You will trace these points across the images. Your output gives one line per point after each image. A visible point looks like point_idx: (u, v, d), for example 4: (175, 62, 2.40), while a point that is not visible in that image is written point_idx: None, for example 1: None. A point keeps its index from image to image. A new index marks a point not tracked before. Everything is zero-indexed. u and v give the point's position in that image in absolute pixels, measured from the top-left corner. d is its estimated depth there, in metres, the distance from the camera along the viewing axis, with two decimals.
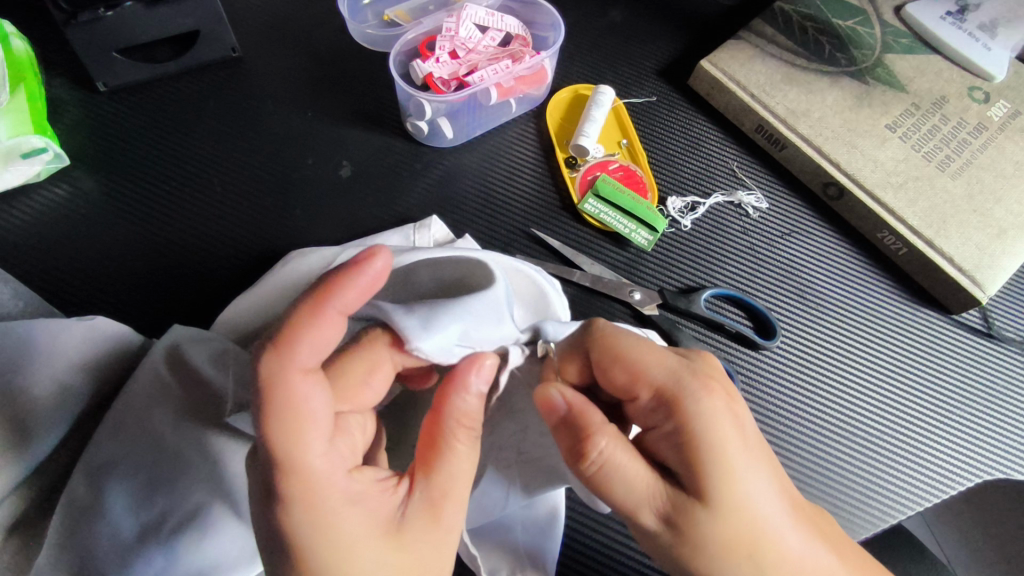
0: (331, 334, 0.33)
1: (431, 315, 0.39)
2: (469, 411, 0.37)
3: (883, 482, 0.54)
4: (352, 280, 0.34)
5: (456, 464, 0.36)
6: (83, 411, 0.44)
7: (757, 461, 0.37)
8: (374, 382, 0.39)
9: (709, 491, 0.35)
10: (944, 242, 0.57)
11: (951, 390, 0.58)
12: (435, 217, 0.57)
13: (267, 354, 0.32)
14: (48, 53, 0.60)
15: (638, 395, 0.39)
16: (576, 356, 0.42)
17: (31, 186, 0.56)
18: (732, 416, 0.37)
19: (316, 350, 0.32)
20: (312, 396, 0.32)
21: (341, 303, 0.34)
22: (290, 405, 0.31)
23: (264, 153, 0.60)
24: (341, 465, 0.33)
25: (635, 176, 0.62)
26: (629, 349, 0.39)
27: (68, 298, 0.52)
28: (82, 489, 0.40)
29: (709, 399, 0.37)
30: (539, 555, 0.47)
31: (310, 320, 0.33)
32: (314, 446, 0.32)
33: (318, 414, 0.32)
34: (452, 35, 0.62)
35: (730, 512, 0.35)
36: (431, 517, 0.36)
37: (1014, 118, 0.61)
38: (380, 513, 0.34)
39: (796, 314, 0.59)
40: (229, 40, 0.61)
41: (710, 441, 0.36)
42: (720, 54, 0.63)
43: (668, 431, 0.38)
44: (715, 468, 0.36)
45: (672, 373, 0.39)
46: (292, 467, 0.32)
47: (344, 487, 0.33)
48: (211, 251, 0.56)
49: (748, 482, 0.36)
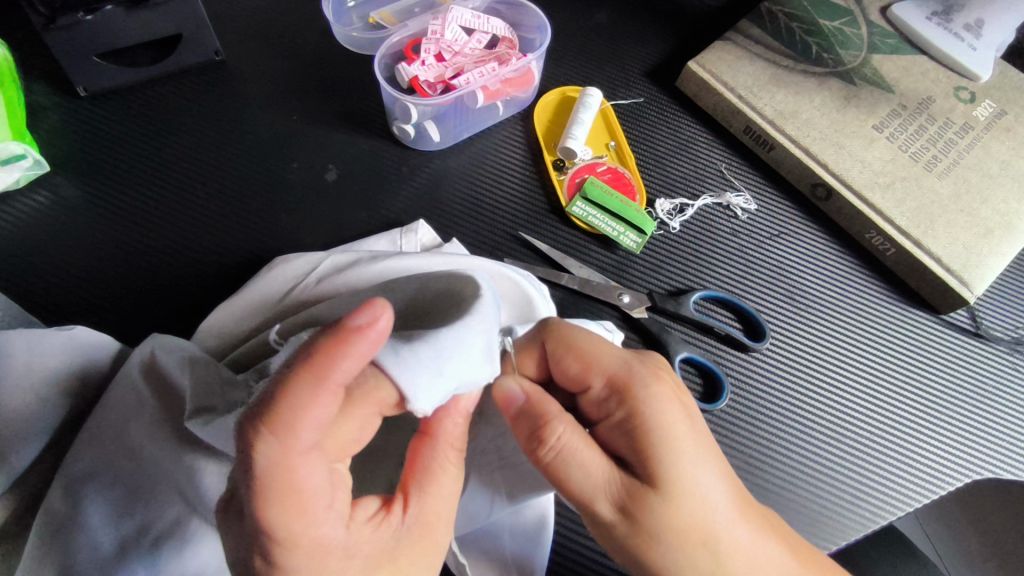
0: (326, 410, 0.29)
1: (422, 360, 0.34)
2: (455, 435, 0.38)
3: (869, 481, 0.55)
4: (353, 352, 0.29)
5: (445, 482, 0.38)
6: (63, 423, 0.43)
7: (707, 451, 0.38)
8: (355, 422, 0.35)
9: (663, 480, 0.36)
10: (933, 243, 0.57)
11: (934, 386, 0.58)
12: (422, 222, 0.56)
13: (266, 443, 0.28)
14: (27, 58, 0.59)
15: (590, 385, 0.40)
16: (533, 347, 0.42)
17: (11, 192, 0.55)
18: (679, 404, 0.39)
19: (315, 429, 0.29)
20: (309, 474, 0.30)
21: (340, 375, 0.29)
22: (291, 488, 0.29)
23: (250, 158, 0.59)
24: (336, 518, 0.32)
25: (624, 178, 0.61)
26: (581, 338, 0.40)
27: (49, 307, 0.51)
28: (62, 504, 0.39)
29: (656, 386, 0.39)
30: (528, 561, 0.47)
31: (307, 398, 0.29)
32: (313, 514, 0.30)
33: (318, 489, 0.30)
34: (438, 37, 0.61)
35: (679, 497, 0.36)
36: (428, 536, 0.37)
37: (1000, 118, 0.61)
38: (380, 543, 0.35)
39: (785, 315, 0.59)
40: (212, 44, 0.60)
41: (659, 425, 0.37)
42: (707, 55, 0.63)
43: (619, 419, 0.38)
44: (666, 457, 0.36)
45: (622, 362, 0.40)
46: (297, 542, 0.30)
47: (342, 542, 0.32)
48: (196, 257, 0.55)
49: (695, 468, 0.37)
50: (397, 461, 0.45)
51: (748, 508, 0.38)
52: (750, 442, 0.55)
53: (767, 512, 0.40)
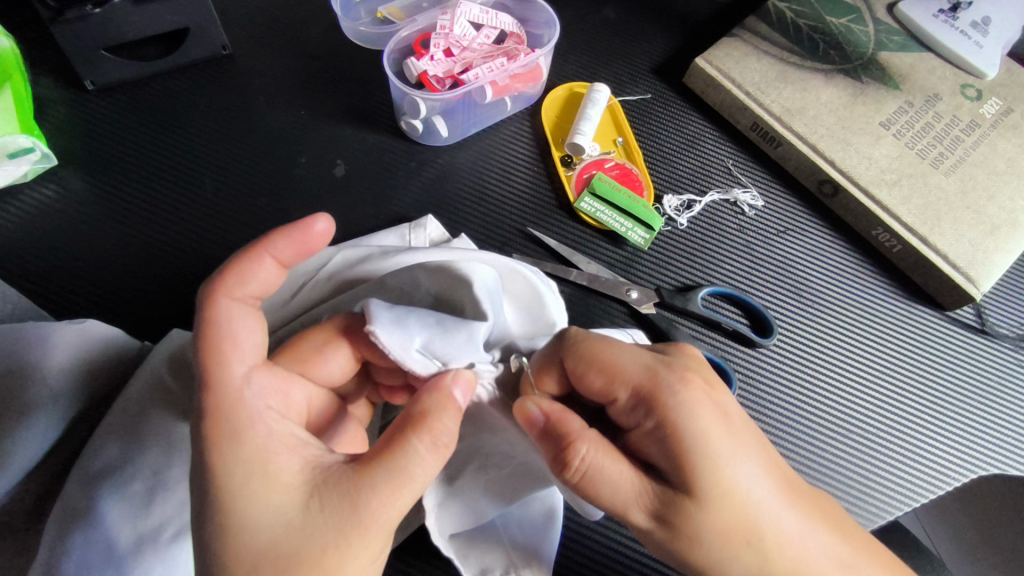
0: (264, 278, 0.35)
1: (403, 313, 0.39)
2: (429, 410, 0.35)
3: (877, 476, 0.55)
4: (290, 235, 0.35)
5: (409, 462, 0.33)
6: (75, 416, 0.43)
7: (745, 446, 0.36)
8: (327, 353, 0.41)
9: (699, 484, 0.35)
10: (939, 240, 0.57)
11: (943, 385, 0.58)
12: (430, 217, 0.56)
13: (206, 281, 0.34)
14: (34, 51, 0.59)
15: (617, 398, 0.39)
16: (551, 367, 0.42)
17: (19, 186, 0.55)
18: (712, 404, 0.37)
19: (254, 284, 0.34)
20: (236, 322, 0.34)
21: (273, 249, 0.35)
22: (213, 327, 0.33)
23: (258, 153, 0.59)
24: (257, 411, 0.33)
25: (631, 174, 0.61)
26: (602, 351, 0.39)
27: (58, 302, 0.51)
28: (73, 497, 0.39)
29: (687, 392, 0.37)
30: (534, 556, 0.46)
31: (245, 259, 0.34)
32: (234, 368, 0.33)
33: (244, 343, 0.34)
34: (447, 32, 0.61)
35: (716, 501, 0.35)
36: (351, 505, 0.32)
37: (1006, 116, 0.61)
38: (290, 478, 0.32)
39: (793, 312, 0.59)
40: (219, 38, 0.60)
41: (691, 434, 0.36)
42: (714, 52, 0.63)
43: (650, 428, 0.37)
44: (704, 464, 0.35)
45: (648, 369, 0.38)
46: (213, 383, 0.33)
47: (259, 426, 0.33)
48: (204, 252, 0.55)
49: (734, 470, 0.35)
50: None
51: (797, 496, 0.37)
52: None
53: (814, 496, 0.38)
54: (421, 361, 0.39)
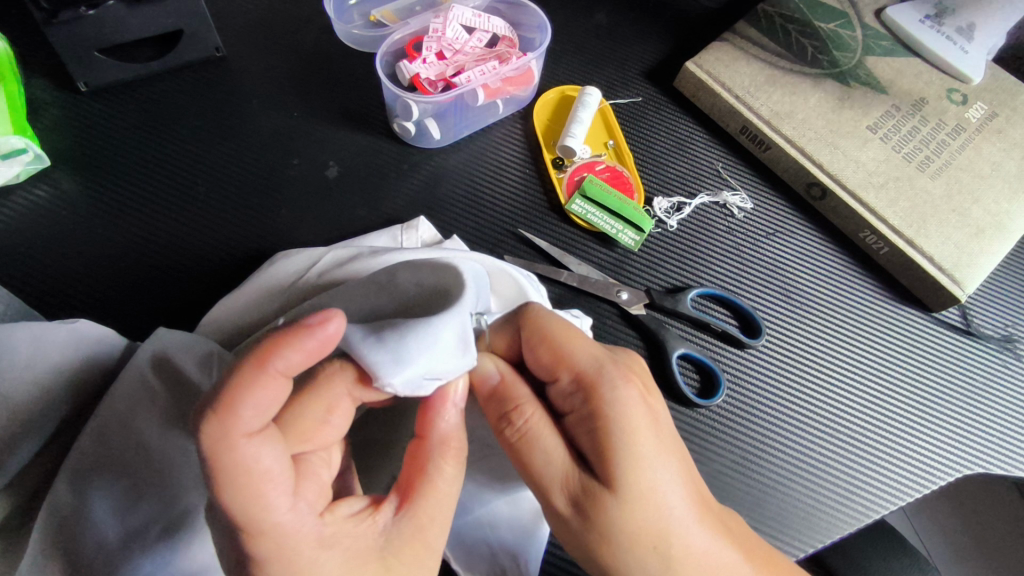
0: (275, 396, 0.29)
1: (396, 344, 0.35)
2: (448, 434, 0.38)
3: (858, 474, 0.55)
4: (297, 340, 0.30)
5: (442, 484, 0.37)
6: (66, 417, 0.43)
7: (669, 453, 0.38)
8: (336, 421, 0.36)
9: (619, 478, 0.36)
10: (925, 242, 0.58)
11: (922, 385, 0.59)
12: (423, 218, 0.57)
13: (207, 422, 0.28)
14: (27, 52, 0.59)
15: (558, 379, 0.40)
16: (508, 332, 0.43)
17: (12, 187, 0.55)
18: (646, 409, 0.38)
19: (259, 412, 0.29)
20: (263, 457, 0.29)
21: (284, 362, 0.30)
22: (239, 471, 0.29)
23: (252, 155, 0.59)
24: (309, 510, 0.32)
25: (622, 176, 0.62)
26: (555, 331, 0.41)
27: (52, 302, 0.52)
28: (63, 497, 0.39)
29: (624, 389, 0.39)
30: (520, 557, 0.46)
31: (251, 381, 0.29)
32: (272, 498, 0.30)
33: (273, 472, 0.30)
34: (440, 36, 0.62)
35: (634, 500, 0.36)
36: (420, 543, 0.36)
37: (991, 120, 0.62)
38: (362, 544, 0.34)
39: (779, 312, 0.60)
40: (212, 40, 0.60)
41: (619, 426, 0.37)
42: (704, 56, 0.64)
43: (583, 416, 0.39)
44: (627, 458, 0.37)
45: (594, 362, 0.40)
46: (259, 528, 0.30)
47: (313, 531, 0.32)
48: (197, 252, 0.55)
49: (654, 472, 0.37)
50: (398, 455, 0.47)
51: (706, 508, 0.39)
52: (746, 439, 0.56)
53: (722, 513, 0.40)
54: (428, 387, 0.36)
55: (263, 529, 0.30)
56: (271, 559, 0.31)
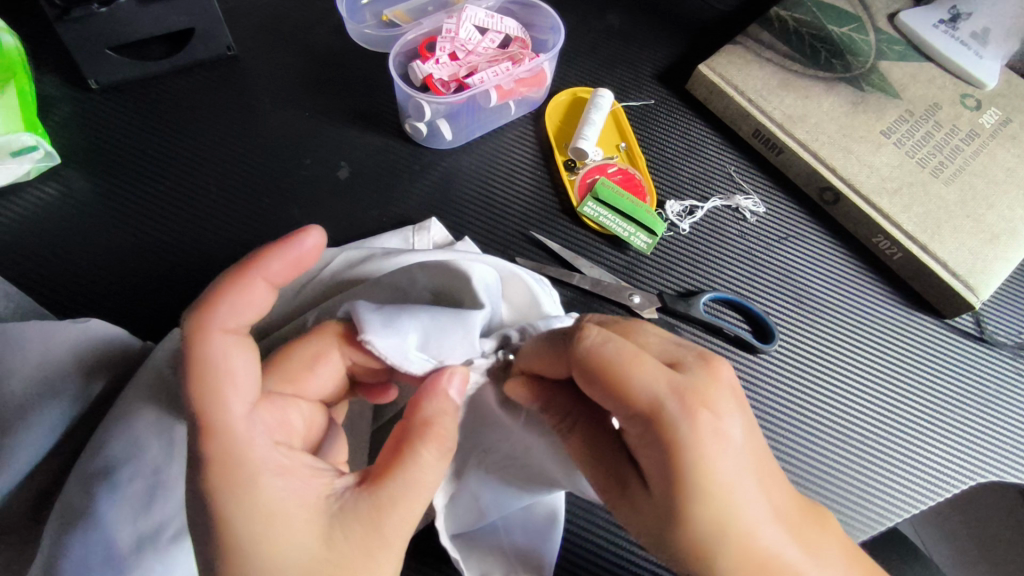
0: (255, 299, 0.33)
1: (392, 316, 0.40)
2: (431, 417, 0.36)
3: (873, 481, 0.55)
4: (280, 251, 0.34)
5: (417, 473, 0.35)
6: (77, 416, 0.43)
7: (745, 466, 0.32)
8: (320, 370, 0.40)
9: (691, 520, 0.31)
10: (939, 248, 0.57)
11: (937, 393, 0.58)
12: (434, 220, 0.56)
13: (191, 313, 0.32)
14: (38, 49, 0.58)
15: (621, 414, 0.34)
16: (555, 354, 0.38)
17: (21, 185, 0.54)
18: (721, 441, 0.31)
19: (237, 311, 0.33)
20: (231, 357, 0.32)
21: (267, 271, 0.34)
22: (206, 362, 0.32)
23: (264, 154, 0.59)
24: (264, 433, 0.33)
25: (634, 178, 0.62)
26: (615, 363, 0.33)
27: (62, 301, 0.51)
28: (74, 496, 0.39)
29: (694, 430, 0.31)
30: (533, 558, 0.46)
31: (234, 284, 0.33)
32: (232, 404, 0.32)
33: (239, 375, 0.32)
34: (453, 36, 0.61)
35: (708, 529, 0.31)
36: (372, 521, 0.33)
37: (1005, 126, 0.62)
38: (308, 497, 0.33)
39: (792, 317, 0.60)
40: (224, 39, 0.60)
41: (689, 472, 0.31)
42: (717, 59, 0.64)
43: (648, 452, 0.33)
44: (700, 499, 0.31)
45: (655, 397, 0.32)
46: (213, 429, 0.32)
47: (264, 458, 0.32)
48: (207, 252, 0.55)
49: (730, 494, 0.31)
50: None
51: (803, 520, 0.33)
52: None
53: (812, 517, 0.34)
54: (418, 360, 0.39)
55: (211, 427, 0.31)
56: (214, 463, 0.31)
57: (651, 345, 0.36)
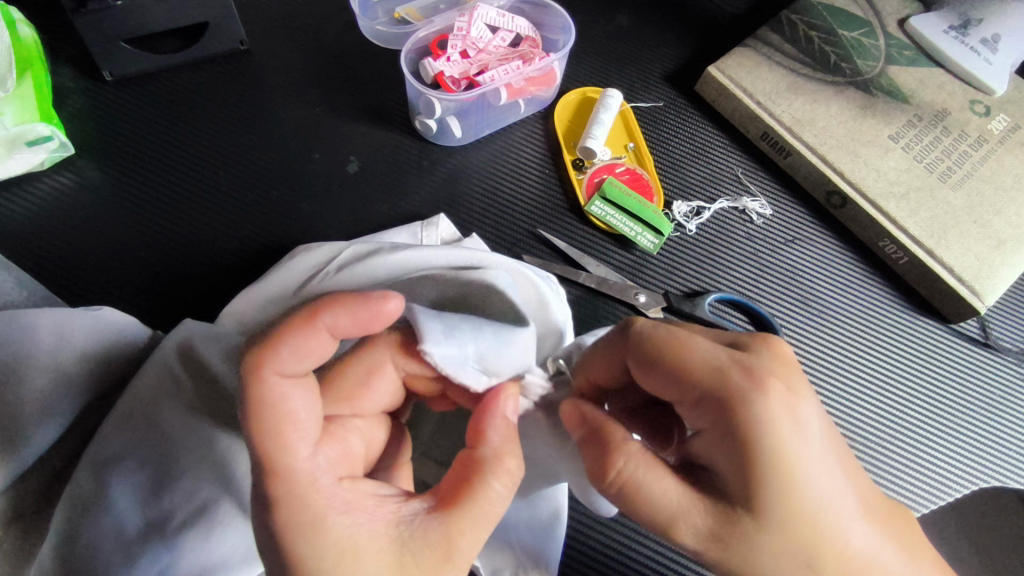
0: (318, 349, 0.33)
1: (454, 329, 0.39)
2: (498, 451, 0.37)
3: (885, 479, 0.55)
4: (353, 306, 0.33)
5: (484, 501, 0.35)
6: (86, 403, 0.43)
7: (828, 456, 0.34)
8: (377, 387, 0.40)
9: (774, 509, 0.33)
10: (946, 253, 0.58)
11: (946, 398, 0.58)
12: (443, 216, 0.57)
13: (251, 354, 0.32)
14: (53, 41, 0.59)
15: (684, 399, 0.36)
16: (611, 359, 0.40)
17: (35, 175, 0.55)
18: (790, 415, 0.33)
19: (299, 359, 0.32)
20: (289, 399, 0.32)
21: (331, 322, 0.33)
22: (269, 405, 0.31)
23: (272, 148, 0.60)
24: (327, 469, 0.33)
25: (642, 179, 0.62)
26: (679, 347, 0.36)
27: (74, 289, 0.52)
28: (85, 483, 0.40)
29: (767, 405, 0.33)
30: (539, 556, 0.47)
31: (302, 330, 0.32)
32: (298, 449, 0.32)
33: (301, 417, 0.32)
34: (464, 34, 0.62)
35: (780, 519, 0.33)
36: (443, 548, 0.33)
37: (1013, 132, 0.62)
38: (376, 527, 0.33)
39: (799, 320, 0.60)
40: (237, 33, 0.60)
41: (766, 452, 0.33)
42: (727, 61, 0.64)
43: (715, 437, 0.34)
44: (780, 487, 0.33)
45: (720, 372, 0.34)
46: (276, 467, 0.31)
47: (330, 492, 0.33)
48: (217, 245, 0.55)
49: (808, 487, 0.33)
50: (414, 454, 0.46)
51: (874, 508, 0.35)
52: None
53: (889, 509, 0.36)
54: (474, 375, 0.39)
55: (274, 470, 0.31)
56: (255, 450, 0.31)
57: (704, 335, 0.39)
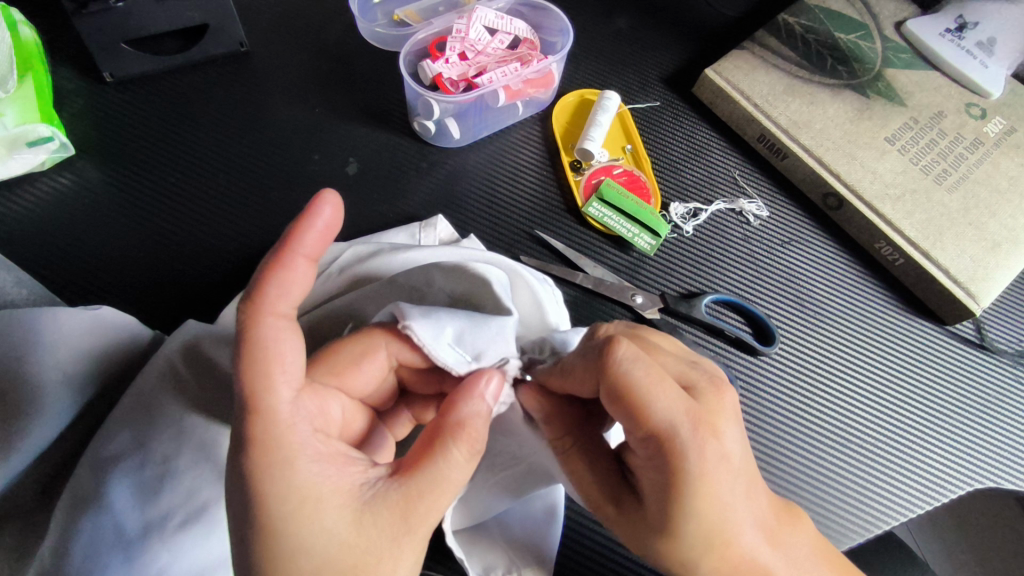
0: (298, 281, 0.33)
1: (431, 310, 0.40)
2: (466, 418, 0.36)
3: (870, 484, 0.55)
4: (304, 226, 0.33)
5: (446, 468, 0.35)
6: (87, 403, 0.43)
7: (744, 488, 0.35)
8: (366, 368, 0.41)
9: (679, 527, 0.34)
10: (941, 254, 0.58)
11: (937, 402, 0.59)
12: (440, 217, 0.57)
13: (239, 304, 0.32)
14: (55, 41, 0.59)
15: (632, 431, 0.35)
16: (586, 376, 0.37)
17: (35, 175, 0.55)
18: (722, 465, 0.34)
19: (286, 296, 0.32)
20: (282, 340, 0.32)
21: (302, 250, 0.32)
22: (262, 348, 0.32)
23: (272, 149, 0.60)
24: (306, 419, 0.34)
25: (639, 180, 0.62)
26: (639, 392, 0.34)
27: (74, 286, 0.52)
28: (86, 481, 0.40)
29: (701, 458, 0.33)
30: (535, 552, 0.47)
31: (278, 271, 0.32)
32: (280, 392, 0.32)
33: (288, 359, 0.33)
34: (463, 36, 0.62)
35: (692, 541, 0.34)
36: (399, 512, 0.34)
37: (1009, 134, 0.62)
38: (342, 482, 0.34)
39: (794, 321, 0.60)
40: (237, 35, 0.61)
41: (691, 491, 0.33)
42: (724, 63, 0.64)
43: (651, 469, 0.35)
44: (693, 508, 0.33)
45: (670, 424, 0.34)
46: (258, 407, 0.32)
47: (304, 442, 0.33)
48: (216, 245, 0.56)
49: (724, 514, 0.34)
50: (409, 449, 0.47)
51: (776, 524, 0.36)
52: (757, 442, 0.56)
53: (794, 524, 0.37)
54: (456, 355, 0.39)
55: (255, 409, 0.32)
56: (252, 444, 0.32)
57: (665, 362, 0.38)
